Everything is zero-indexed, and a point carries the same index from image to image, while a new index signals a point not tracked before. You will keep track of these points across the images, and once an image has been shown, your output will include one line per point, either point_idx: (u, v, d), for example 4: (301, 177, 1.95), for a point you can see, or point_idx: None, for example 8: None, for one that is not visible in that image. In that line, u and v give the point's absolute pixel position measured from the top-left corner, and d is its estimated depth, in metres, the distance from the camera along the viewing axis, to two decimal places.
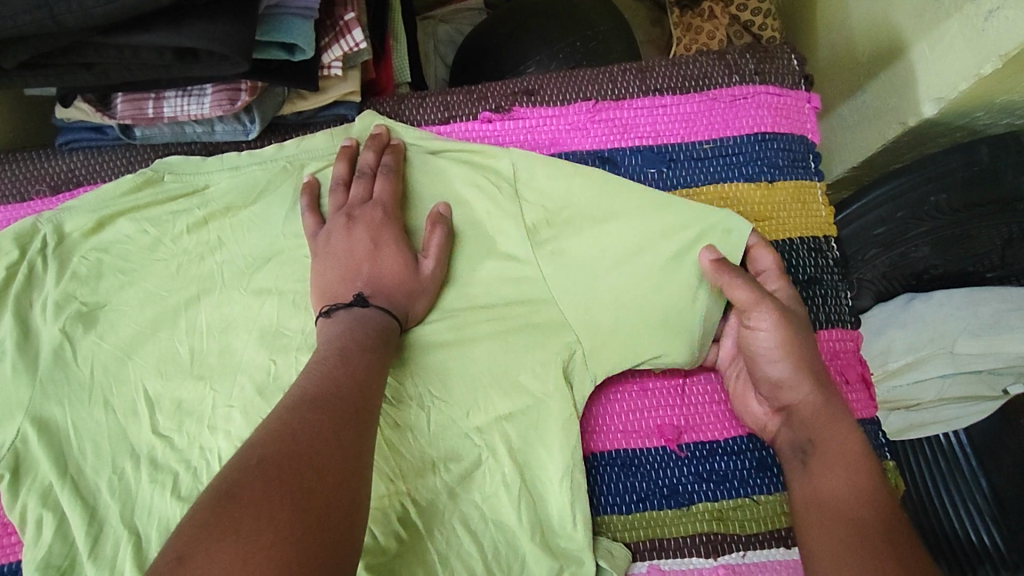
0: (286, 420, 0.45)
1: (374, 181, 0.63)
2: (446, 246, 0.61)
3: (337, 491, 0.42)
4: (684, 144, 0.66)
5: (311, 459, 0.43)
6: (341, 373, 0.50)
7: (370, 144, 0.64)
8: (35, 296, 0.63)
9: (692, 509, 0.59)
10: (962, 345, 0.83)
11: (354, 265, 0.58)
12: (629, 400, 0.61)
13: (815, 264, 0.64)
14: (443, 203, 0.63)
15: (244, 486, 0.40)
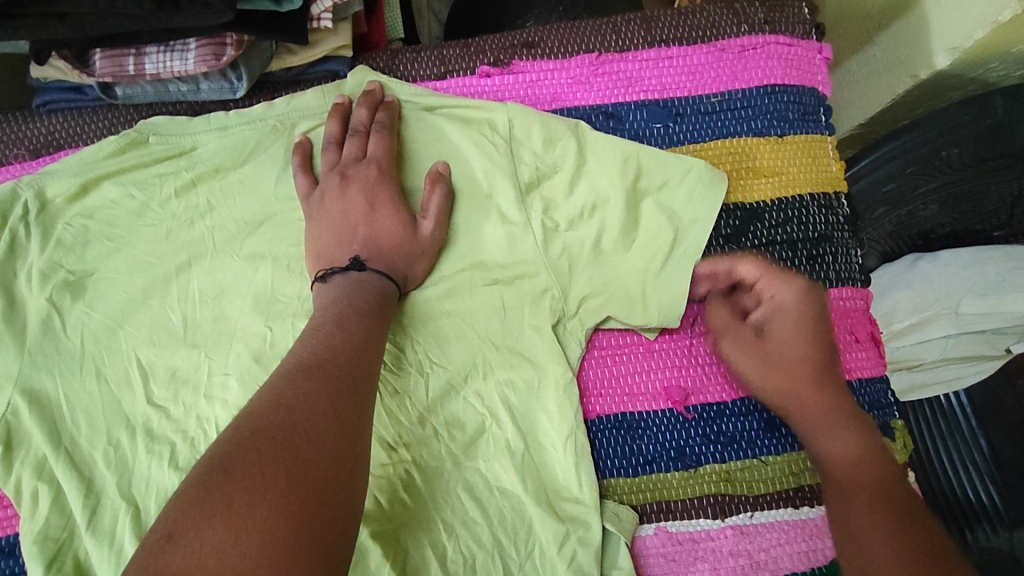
0: (279, 390, 0.44)
1: (368, 140, 0.60)
2: (445, 206, 0.59)
3: (332, 463, 0.41)
4: (691, 98, 0.64)
5: (306, 432, 0.41)
6: (340, 342, 0.49)
7: (361, 102, 0.61)
8: (19, 264, 0.61)
9: (699, 471, 0.58)
10: (966, 305, 0.83)
11: (350, 227, 0.56)
12: (635, 362, 0.59)
13: (825, 221, 0.62)
14: (441, 162, 0.61)
15: (236, 459, 0.39)
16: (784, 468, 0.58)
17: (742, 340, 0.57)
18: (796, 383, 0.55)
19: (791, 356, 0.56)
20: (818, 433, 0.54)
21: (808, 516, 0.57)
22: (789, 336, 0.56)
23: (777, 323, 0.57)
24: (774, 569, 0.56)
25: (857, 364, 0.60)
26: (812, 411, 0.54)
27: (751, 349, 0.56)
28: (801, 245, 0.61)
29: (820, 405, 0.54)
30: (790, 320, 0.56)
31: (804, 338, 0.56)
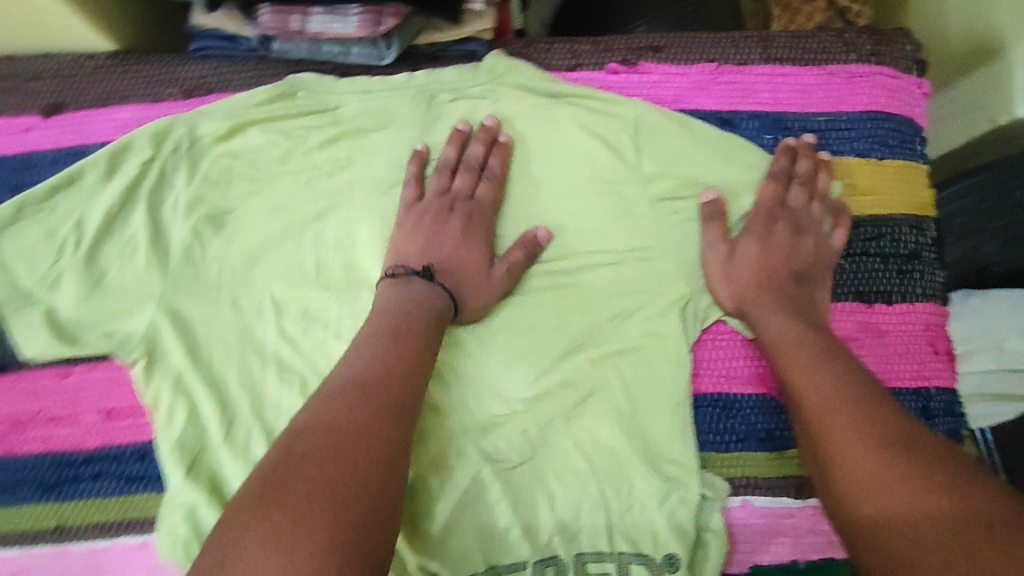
0: (330, 412, 0.46)
1: (480, 178, 0.65)
2: (520, 268, 0.62)
3: (380, 492, 0.43)
4: (799, 114, 0.68)
5: (355, 458, 0.44)
6: (397, 351, 0.53)
7: (451, 139, 0.66)
8: (167, 193, 0.64)
9: (786, 453, 0.61)
10: (1011, 343, 0.81)
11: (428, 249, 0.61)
12: (735, 348, 0.63)
13: (915, 241, 0.66)
14: (543, 229, 0.64)
15: (291, 481, 0.41)
16: None
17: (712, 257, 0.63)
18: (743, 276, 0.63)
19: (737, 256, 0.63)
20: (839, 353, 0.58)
21: None
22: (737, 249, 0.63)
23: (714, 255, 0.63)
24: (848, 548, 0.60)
25: (935, 374, 0.64)
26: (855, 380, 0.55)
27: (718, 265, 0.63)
28: (893, 260, 0.65)
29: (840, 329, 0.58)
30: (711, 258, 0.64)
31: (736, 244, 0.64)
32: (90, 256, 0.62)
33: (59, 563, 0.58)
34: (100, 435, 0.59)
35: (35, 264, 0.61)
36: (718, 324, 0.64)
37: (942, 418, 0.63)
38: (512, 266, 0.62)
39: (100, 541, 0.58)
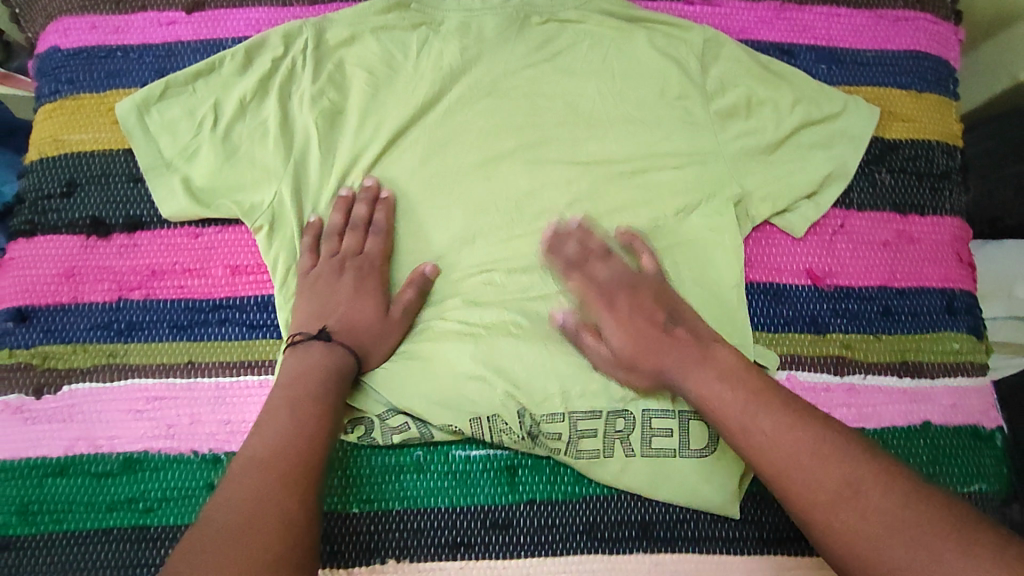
0: (243, 492, 0.52)
1: (367, 236, 0.68)
2: (414, 304, 0.67)
3: (274, 539, 0.50)
4: (851, 50, 0.77)
5: (254, 529, 0.50)
6: (311, 428, 0.57)
7: (336, 206, 0.69)
8: (293, 88, 0.71)
9: (827, 336, 0.70)
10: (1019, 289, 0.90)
11: (316, 312, 0.64)
12: (784, 246, 0.72)
13: (946, 163, 0.75)
14: (429, 264, 0.68)
15: (204, 553, 0.48)
16: (894, 344, 0.70)
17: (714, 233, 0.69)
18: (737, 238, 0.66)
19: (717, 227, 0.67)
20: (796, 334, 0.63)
21: (910, 386, 0.69)
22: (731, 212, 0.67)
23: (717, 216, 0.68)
24: (876, 420, 0.68)
25: (961, 277, 0.72)
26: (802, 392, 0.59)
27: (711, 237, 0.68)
28: (926, 178, 0.74)
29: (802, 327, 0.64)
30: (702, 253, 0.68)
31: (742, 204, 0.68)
32: (224, 133, 0.69)
33: (187, 395, 0.65)
34: (226, 287, 0.67)
35: (177, 136, 0.69)
36: (767, 226, 0.72)
37: (966, 315, 0.71)
38: (407, 306, 0.66)
39: (223, 378, 0.65)
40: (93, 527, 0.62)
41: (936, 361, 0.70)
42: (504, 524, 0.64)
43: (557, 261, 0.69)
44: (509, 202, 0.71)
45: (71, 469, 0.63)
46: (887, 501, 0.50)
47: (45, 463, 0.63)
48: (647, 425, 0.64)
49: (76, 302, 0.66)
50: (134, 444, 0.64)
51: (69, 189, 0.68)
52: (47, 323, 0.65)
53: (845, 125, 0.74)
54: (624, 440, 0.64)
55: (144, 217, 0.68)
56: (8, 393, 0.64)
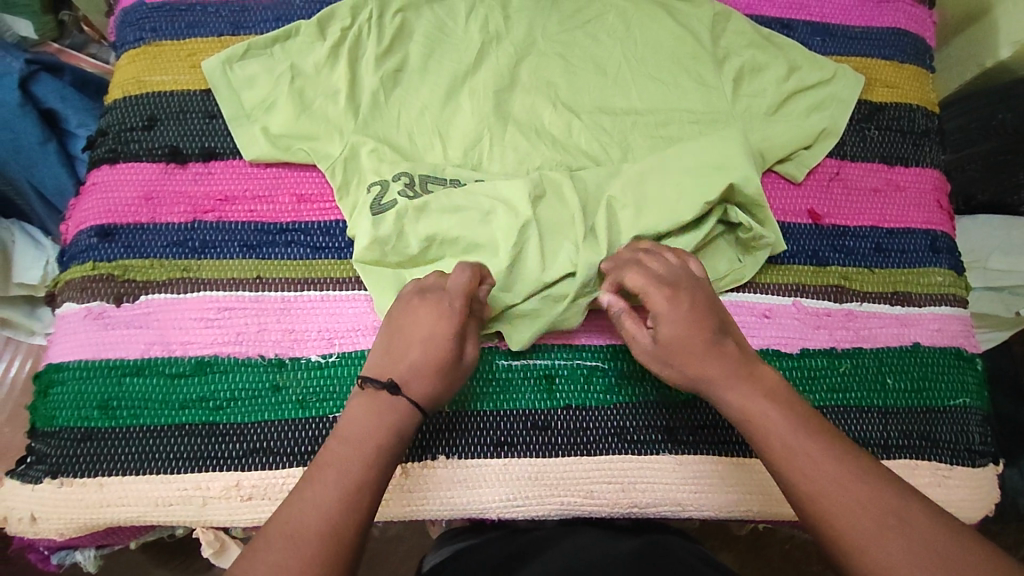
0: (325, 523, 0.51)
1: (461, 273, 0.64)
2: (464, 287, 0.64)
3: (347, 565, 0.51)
4: (842, 26, 0.88)
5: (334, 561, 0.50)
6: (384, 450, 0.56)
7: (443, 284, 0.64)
8: (351, 39, 0.79)
9: (828, 269, 0.78)
10: (994, 261, 0.99)
11: (401, 351, 0.61)
12: (787, 191, 0.81)
13: (925, 124, 0.85)
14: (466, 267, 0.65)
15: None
16: (886, 277, 0.79)
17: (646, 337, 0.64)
18: (701, 368, 0.60)
19: (685, 346, 0.61)
20: (731, 399, 0.59)
21: (901, 313, 0.77)
22: (674, 320, 0.62)
23: (671, 312, 0.62)
24: (873, 341, 0.76)
25: (941, 221, 0.82)
26: (778, 422, 0.56)
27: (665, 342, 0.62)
28: (909, 135, 0.84)
29: (730, 376, 0.59)
30: (671, 314, 0.62)
31: (680, 321, 0.62)
32: (300, 89, 0.77)
33: (255, 306, 0.71)
34: (292, 214, 0.75)
35: (257, 90, 0.76)
36: (772, 174, 0.81)
37: (947, 253, 0.80)
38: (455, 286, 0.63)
39: (289, 292, 0.72)
40: (166, 423, 0.67)
41: (923, 292, 0.78)
42: (543, 426, 0.71)
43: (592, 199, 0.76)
44: (545, 148, 0.79)
45: (147, 369, 0.68)
46: (866, 505, 0.51)
47: (122, 364, 0.68)
48: None
49: (154, 221, 0.73)
50: (205, 349, 0.69)
51: (150, 123, 0.76)
52: (128, 240, 0.72)
53: (839, 89, 0.83)
54: None
55: (219, 148, 0.75)
56: (91, 301, 0.70)
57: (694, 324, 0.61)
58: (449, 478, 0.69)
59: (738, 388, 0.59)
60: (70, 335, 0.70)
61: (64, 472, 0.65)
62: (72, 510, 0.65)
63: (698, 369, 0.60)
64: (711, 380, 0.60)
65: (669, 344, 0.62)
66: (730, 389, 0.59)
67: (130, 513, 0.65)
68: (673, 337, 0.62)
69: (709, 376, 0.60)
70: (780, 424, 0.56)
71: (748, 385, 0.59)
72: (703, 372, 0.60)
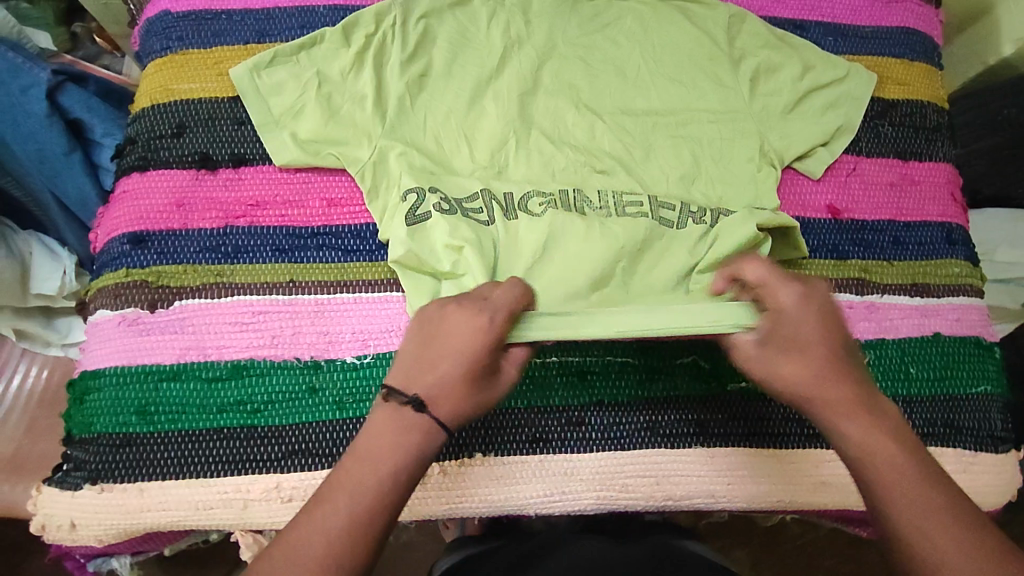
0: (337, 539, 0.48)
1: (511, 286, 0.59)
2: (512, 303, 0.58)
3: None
4: (852, 26, 0.90)
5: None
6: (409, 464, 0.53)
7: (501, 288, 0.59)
8: (376, 44, 0.80)
9: (848, 263, 0.80)
10: (1001, 253, 1.01)
11: (432, 365, 0.55)
12: (806, 187, 0.82)
13: (936, 119, 0.87)
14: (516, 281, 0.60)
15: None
16: (904, 269, 0.80)
17: (769, 339, 0.57)
18: (821, 383, 0.54)
19: (792, 357, 0.55)
20: (840, 422, 0.54)
21: (920, 304, 0.79)
22: (801, 326, 0.56)
23: (801, 322, 0.56)
24: (896, 332, 0.77)
25: (955, 214, 0.84)
26: (886, 457, 0.52)
27: (790, 349, 0.55)
28: (921, 131, 0.86)
29: (839, 394, 0.54)
30: (790, 325, 0.56)
31: (805, 331, 0.56)
32: (327, 95, 0.77)
33: (289, 309, 0.71)
34: (322, 217, 0.75)
35: (284, 97, 0.77)
36: (791, 171, 0.83)
37: (962, 244, 0.82)
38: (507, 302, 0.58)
39: (322, 295, 0.72)
40: (204, 427, 0.67)
41: (941, 283, 0.80)
42: (577, 422, 0.72)
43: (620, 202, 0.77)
44: (569, 149, 0.80)
45: (184, 374, 0.68)
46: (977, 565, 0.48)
47: (158, 370, 0.68)
48: None
49: (186, 227, 0.73)
50: (241, 353, 0.70)
51: (179, 131, 0.76)
52: (160, 246, 0.72)
53: (852, 87, 0.85)
54: None
55: (248, 154, 0.76)
56: (125, 308, 0.70)
57: (821, 339, 0.56)
58: (485, 476, 0.70)
59: (848, 411, 0.54)
60: (104, 342, 0.70)
61: (103, 478, 0.65)
62: (113, 515, 0.65)
63: (811, 382, 0.54)
64: (821, 396, 0.54)
65: (785, 348, 0.56)
66: (840, 413, 0.54)
67: (171, 518, 0.65)
68: (791, 346, 0.55)
69: (819, 392, 0.54)
70: (892, 461, 0.52)
71: (859, 409, 0.54)
72: (815, 389, 0.54)
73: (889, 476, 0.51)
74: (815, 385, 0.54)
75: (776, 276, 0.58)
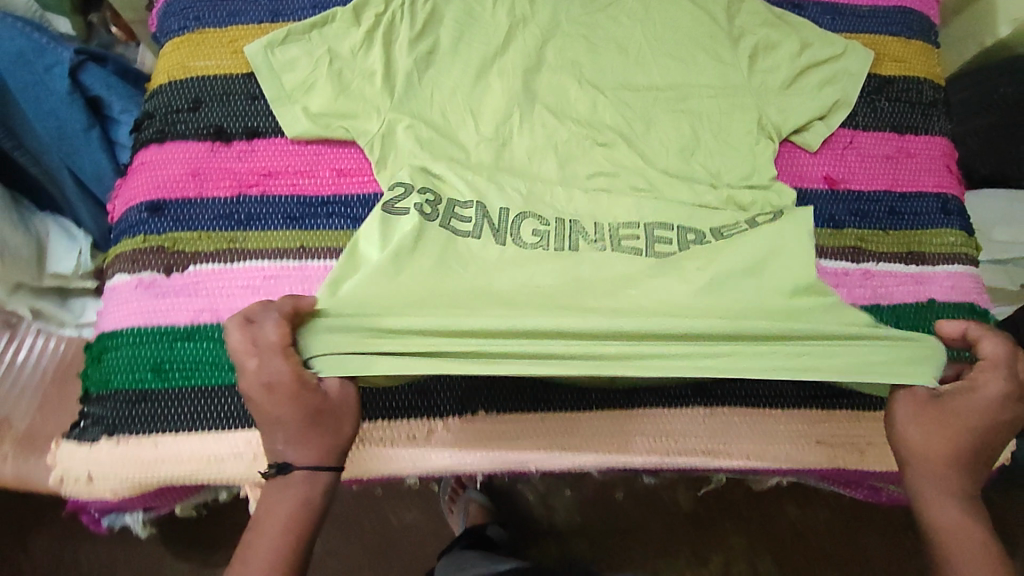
0: None
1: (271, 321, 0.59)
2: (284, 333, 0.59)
3: None
4: (849, 6, 0.92)
5: None
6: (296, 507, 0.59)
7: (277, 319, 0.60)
8: (385, 22, 0.83)
9: (844, 231, 0.81)
10: (998, 233, 1.02)
11: (269, 428, 0.59)
12: (803, 159, 0.84)
13: (933, 96, 0.89)
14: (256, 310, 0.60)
15: None
16: (899, 238, 0.82)
17: (908, 409, 0.64)
18: (941, 459, 0.63)
19: (929, 426, 0.63)
20: (933, 499, 0.63)
21: (916, 272, 0.80)
22: (969, 410, 0.62)
23: (970, 411, 0.62)
24: (891, 299, 0.79)
25: (951, 186, 0.85)
26: (964, 535, 0.61)
27: (926, 420, 0.63)
28: (917, 106, 0.88)
29: (945, 475, 0.63)
30: (970, 406, 0.62)
31: (971, 416, 0.62)
32: (337, 71, 0.80)
33: (298, 273, 0.74)
34: (331, 187, 0.78)
35: (296, 72, 0.80)
36: (787, 143, 0.85)
37: (958, 216, 0.84)
38: (262, 342, 0.59)
39: (330, 261, 0.75)
40: (216, 385, 0.69)
41: (936, 252, 0.82)
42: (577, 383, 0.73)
43: (616, 203, 0.76)
44: (573, 125, 0.82)
45: (197, 335, 0.71)
46: None
47: (173, 330, 0.71)
48: None
49: (200, 196, 0.76)
50: None
51: (195, 105, 0.80)
52: (176, 213, 0.75)
53: (850, 63, 0.87)
54: None
55: (261, 127, 0.79)
56: (141, 271, 0.73)
57: (979, 426, 0.62)
58: (486, 431, 0.71)
59: (943, 492, 0.63)
60: (121, 304, 0.72)
61: (118, 431, 0.68)
62: (127, 466, 0.67)
63: (931, 457, 0.63)
64: (927, 465, 0.63)
65: (928, 415, 0.63)
66: (936, 491, 0.63)
67: (182, 469, 0.67)
68: (930, 423, 0.63)
69: (930, 463, 0.63)
70: (971, 538, 0.61)
71: (949, 492, 0.63)
72: (932, 464, 0.63)
73: (963, 554, 0.61)
74: (936, 459, 0.63)
75: (992, 368, 0.63)
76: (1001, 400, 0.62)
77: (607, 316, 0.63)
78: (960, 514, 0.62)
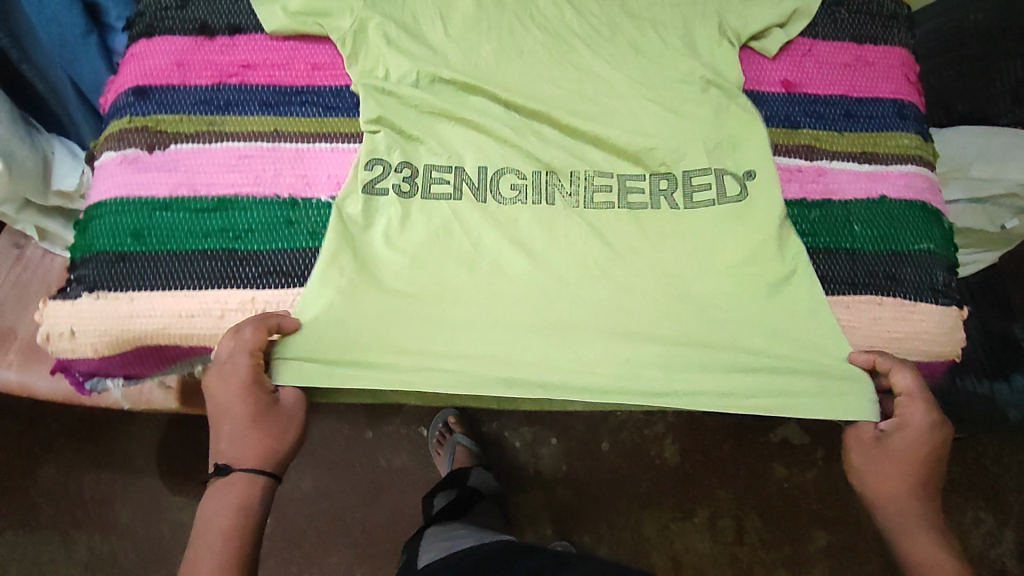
0: None
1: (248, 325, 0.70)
2: (255, 340, 0.69)
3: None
4: None
5: None
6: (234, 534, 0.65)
7: (248, 326, 0.69)
8: None
9: (799, 131, 0.84)
10: (976, 169, 0.98)
11: (218, 418, 0.68)
12: (762, 64, 0.87)
13: (896, 8, 0.91)
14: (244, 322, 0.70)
15: None
16: (854, 139, 0.84)
17: (863, 445, 0.73)
18: (895, 481, 0.70)
19: (880, 462, 0.71)
20: (903, 539, 0.70)
21: (869, 171, 0.83)
22: (906, 451, 0.70)
23: (902, 437, 0.70)
24: (842, 194, 0.81)
25: (909, 93, 0.87)
26: (935, 558, 0.68)
27: (875, 452, 0.72)
28: (879, 17, 0.90)
29: (906, 502, 0.70)
30: (909, 437, 0.70)
31: (914, 446, 0.70)
32: None
33: (271, 154, 0.79)
34: (306, 79, 0.83)
35: None
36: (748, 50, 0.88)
37: (914, 121, 0.86)
38: (235, 355, 0.68)
39: (302, 144, 0.80)
40: (190, 250, 0.74)
41: (891, 152, 0.84)
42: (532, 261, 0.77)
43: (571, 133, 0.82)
44: (540, 30, 0.86)
45: (174, 206, 0.76)
46: None
47: (152, 202, 0.76)
48: (687, 180, 0.80)
49: (183, 83, 0.81)
50: (227, 190, 0.77)
51: (182, 3, 0.84)
52: (160, 98, 0.80)
53: None
54: (668, 195, 0.80)
55: (243, 23, 0.84)
56: (126, 148, 0.78)
57: (927, 451, 0.70)
58: None
59: (912, 518, 0.70)
60: (107, 178, 0.78)
61: (99, 287, 0.73)
62: (108, 319, 0.73)
63: (885, 495, 0.71)
64: (883, 500, 0.71)
65: (877, 449, 0.72)
66: (905, 533, 0.70)
67: (158, 323, 0.73)
68: (884, 452, 0.71)
69: (883, 496, 0.71)
70: (940, 550, 0.69)
71: (917, 513, 0.70)
72: (892, 490, 0.70)
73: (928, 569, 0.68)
74: (891, 492, 0.70)
75: (922, 397, 0.70)
76: (928, 429, 0.70)
77: (549, 346, 0.74)
78: (921, 539, 0.69)
